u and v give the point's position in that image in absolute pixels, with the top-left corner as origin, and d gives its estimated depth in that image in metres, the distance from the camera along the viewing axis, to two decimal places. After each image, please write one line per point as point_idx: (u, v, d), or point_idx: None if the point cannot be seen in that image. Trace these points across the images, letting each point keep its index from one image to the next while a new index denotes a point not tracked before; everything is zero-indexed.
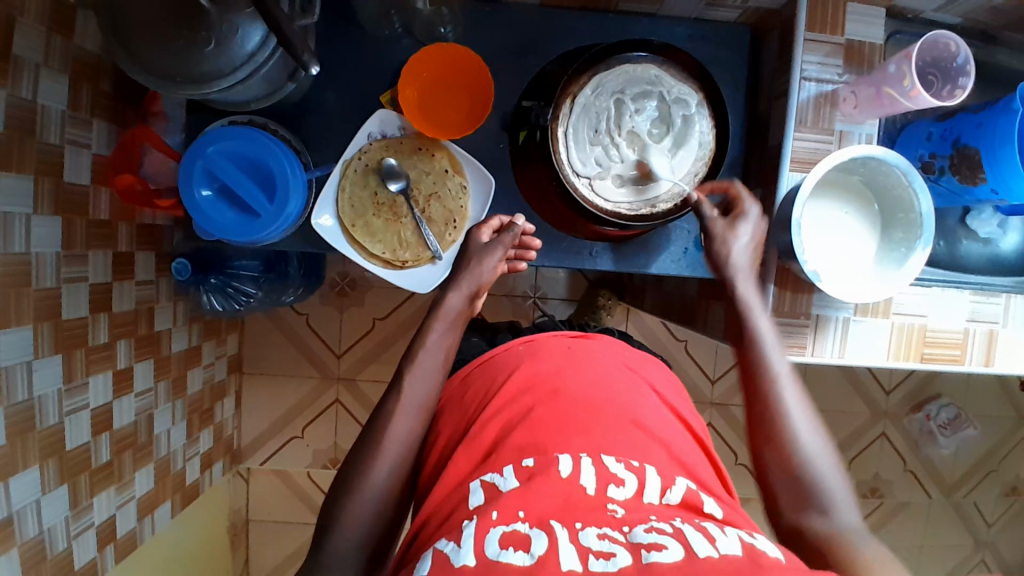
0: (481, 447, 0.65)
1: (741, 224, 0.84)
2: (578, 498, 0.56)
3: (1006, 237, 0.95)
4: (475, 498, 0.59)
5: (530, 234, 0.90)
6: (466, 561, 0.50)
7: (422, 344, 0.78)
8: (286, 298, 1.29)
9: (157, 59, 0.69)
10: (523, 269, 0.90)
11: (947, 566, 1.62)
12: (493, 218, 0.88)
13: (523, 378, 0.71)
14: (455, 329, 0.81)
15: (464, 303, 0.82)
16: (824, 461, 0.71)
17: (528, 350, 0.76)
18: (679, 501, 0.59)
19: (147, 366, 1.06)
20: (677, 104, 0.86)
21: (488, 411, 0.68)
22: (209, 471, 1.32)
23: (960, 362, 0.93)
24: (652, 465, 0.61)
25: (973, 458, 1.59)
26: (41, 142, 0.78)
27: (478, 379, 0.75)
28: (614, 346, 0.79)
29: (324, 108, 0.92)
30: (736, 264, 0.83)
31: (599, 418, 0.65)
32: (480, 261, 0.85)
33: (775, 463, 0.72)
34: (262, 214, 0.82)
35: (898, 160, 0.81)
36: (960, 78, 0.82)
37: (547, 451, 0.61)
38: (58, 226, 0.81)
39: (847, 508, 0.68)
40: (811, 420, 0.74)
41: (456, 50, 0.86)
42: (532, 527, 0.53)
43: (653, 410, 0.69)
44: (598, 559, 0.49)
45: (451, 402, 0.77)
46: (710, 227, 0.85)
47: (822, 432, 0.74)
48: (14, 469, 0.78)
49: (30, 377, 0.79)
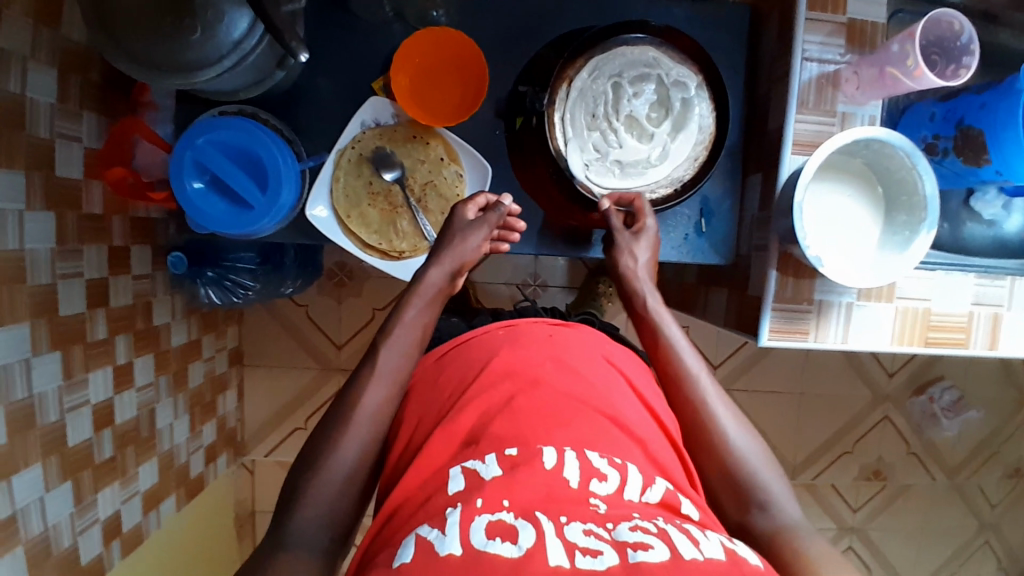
0: (460, 432, 0.65)
1: (644, 238, 0.85)
2: (561, 492, 0.56)
3: (1009, 220, 0.93)
4: (455, 484, 0.58)
5: (515, 216, 0.88)
6: (452, 550, 0.49)
7: (397, 319, 0.77)
8: (286, 289, 1.27)
9: (143, 48, 0.67)
10: (505, 251, 0.88)
11: (950, 548, 1.62)
12: (479, 196, 0.86)
13: (502, 368, 0.70)
14: (433, 308, 0.80)
15: (445, 280, 0.81)
16: (758, 457, 0.71)
17: (509, 336, 0.75)
18: (658, 501, 0.59)
19: (146, 360, 1.05)
20: (675, 87, 0.84)
21: (467, 397, 0.67)
22: (213, 464, 1.33)
23: (965, 346, 0.92)
24: (632, 463, 0.61)
25: (976, 440, 1.58)
26: (30, 136, 0.76)
27: (454, 362, 0.75)
28: (594, 338, 0.79)
29: (315, 97, 0.90)
30: (641, 274, 0.85)
31: (579, 411, 0.65)
32: (464, 239, 0.83)
33: (709, 462, 0.72)
34: (256, 206, 0.81)
35: (902, 142, 0.79)
36: (964, 57, 0.80)
37: (529, 443, 0.60)
38: (50, 221, 0.80)
39: (785, 499, 0.68)
40: (736, 416, 0.74)
41: (449, 35, 0.84)
42: (517, 517, 0.52)
43: (631, 407, 0.69)
44: (586, 556, 0.48)
45: (423, 382, 0.77)
46: (614, 240, 0.86)
47: (750, 426, 0.74)
48: (16, 467, 0.78)
49: (29, 374, 0.79)
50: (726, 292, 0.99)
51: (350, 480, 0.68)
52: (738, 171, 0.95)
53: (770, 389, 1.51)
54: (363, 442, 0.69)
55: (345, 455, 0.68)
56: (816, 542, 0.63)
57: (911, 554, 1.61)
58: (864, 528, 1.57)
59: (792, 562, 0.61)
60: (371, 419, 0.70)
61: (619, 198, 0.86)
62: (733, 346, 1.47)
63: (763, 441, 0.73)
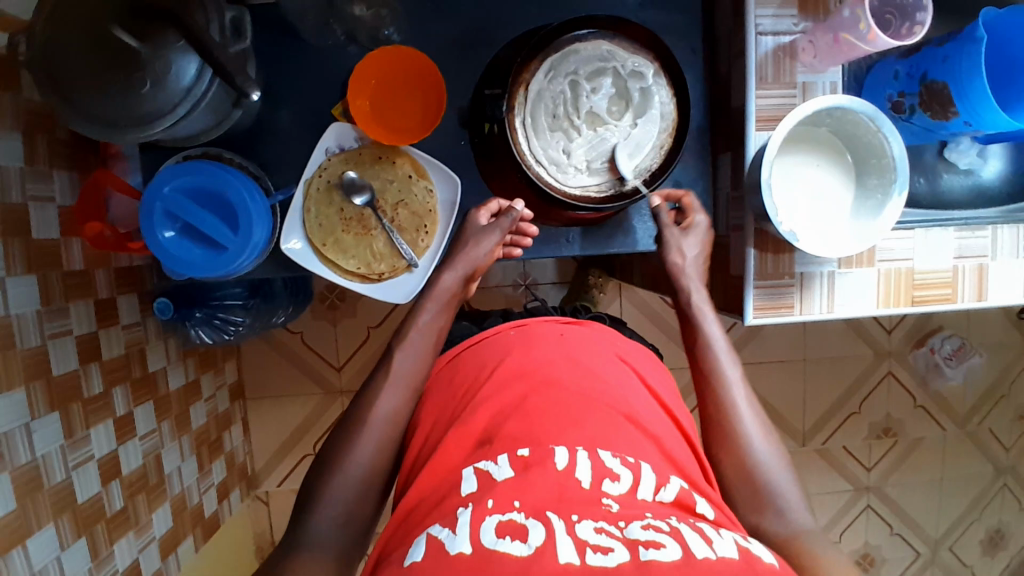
0: (474, 432, 0.65)
1: (692, 237, 0.88)
2: (573, 492, 0.56)
3: (987, 166, 0.94)
4: (468, 485, 0.59)
5: (527, 220, 0.89)
6: (462, 548, 0.50)
7: (413, 324, 0.80)
8: (277, 319, 1.26)
9: (93, 106, 0.66)
10: (518, 255, 0.91)
11: (970, 495, 1.62)
12: (493, 201, 0.88)
13: (515, 366, 0.70)
14: (448, 310, 0.83)
15: (457, 283, 0.84)
16: (782, 469, 0.71)
17: (521, 335, 0.76)
18: (673, 500, 0.59)
19: (147, 408, 1.05)
20: (633, 77, 0.84)
21: (480, 398, 0.68)
22: (227, 499, 1.33)
23: (953, 301, 0.91)
24: (646, 461, 0.61)
25: (983, 385, 1.58)
26: (4, 202, 0.77)
27: (468, 361, 0.75)
28: (607, 335, 0.80)
29: (278, 130, 0.90)
30: (689, 272, 0.86)
31: (593, 408, 0.65)
32: (477, 243, 0.86)
33: (731, 466, 0.72)
34: (229, 246, 0.81)
35: (864, 106, 0.79)
36: (918, 13, 0.80)
37: (541, 442, 0.60)
38: (34, 283, 0.81)
39: (802, 508, 0.69)
40: (763, 428, 0.74)
41: (402, 52, 0.85)
42: (528, 517, 0.53)
43: (641, 401, 0.70)
44: (596, 553, 0.49)
45: (437, 382, 0.77)
46: (664, 235, 0.88)
47: (775, 438, 0.74)
48: (29, 530, 0.78)
49: (30, 438, 0.79)
50: (709, 274, 0.99)
51: (359, 509, 0.68)
52: (707, 152, 0.94)
53: (771, 360, 1.51)
54: (366, 465, 0.69)
55: (347, 485, 0.68)
56: (831, 552, 0.64)
57: (931, 507, 1.61)
58: (881, 486, 1.57)
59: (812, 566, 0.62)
60: (373, 445, 0.70)
61: (668, 195, 0.90)
62: (730, 323, 1.47)
63: (787, 455, 0.74)
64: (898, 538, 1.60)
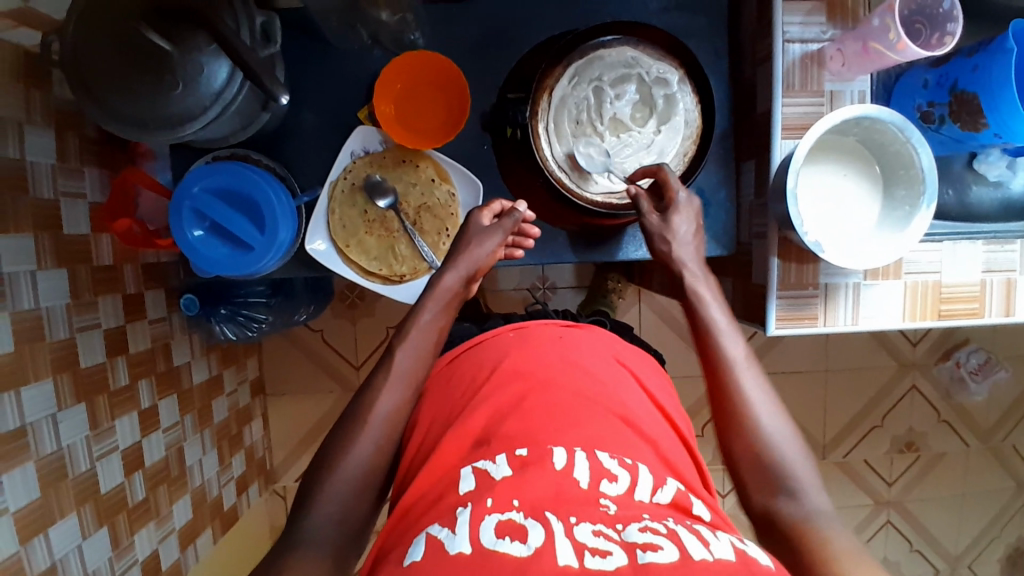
0: (471, 432, 0.65)
1: (671, 215, 0.82)
2: (571, 492, 0.56)
3: (1016, 178, 0.91)
4: (466, 484, 0.59)
5: (529, 221, 0.88)
6: (462, 548, 0.50)
7: (413, 323, 0.78)
8: (298, 317, 1.27)
9: (125, 107, 0.68)
10: (520, 257, 0.88)
11: (992, 512, 1.59)
12: (494, 202, 0.86)
13: (512, 368, 0.70)
14: (448, 311, 0.80)
15: (459, 283, 0.81)
16: (794, 448, 0.68)
17: (518, 337, 0.75)
18: (670, 501, 0.59)
19: (171, 402, 1.07)
20: (657, 83, 0.84)
21: (476, 400, 0.68)
22: (246, 493, 1.35)
23: (980, 315, 0.89)
24: (643, 463, 0.61)
25: (1009, 399, 1.55)
26: (35, 198, 0.78)
27: (466, 362, 0.75)
28: (602, 337, 0.79)
29: (303, 131, 0.91)
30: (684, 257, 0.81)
31: (592, 410, 0.65)
32: (478, 244, 0.83)
33: (743, 447, 0.69)
34: (255, 245, 0.82)
35: (893, 117, 0.78)
36: (948, 24, 0.78)
37: (538, 441, 0.61)
38: (64, 277, 0.82)
39: (815, 488, 0.65)
40: (774, 406, 0.71)
41: (425, 57, 0.85)
42: (527, 517, 0.53)
43: (639, 404, 0.69)
44: (595, 556, 0.48)
45: (435, 384, 0.77)
46: (647, 224, 0.83)
47: (786, 415, 0.71)
48: (51, 519, 0.80)
49: (56, 429, 0.81)
50: (731, 281, 0.98)
51: (372, 508, 0.68)
52: (730, 158, 0.94)
53: (790, 370, 1.49)
54: (382, 464, 0.70)
55: (362, 485, 0.68)
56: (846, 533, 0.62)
57: (952, 523, 1.57)
58: (901, 501, 1.55)
59: (824, 553, 0.59)
60: (388, 445, 0.71)
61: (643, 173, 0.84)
62: (750, 331, 1.46)
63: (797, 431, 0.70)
64: (918, 555, 1.57)
